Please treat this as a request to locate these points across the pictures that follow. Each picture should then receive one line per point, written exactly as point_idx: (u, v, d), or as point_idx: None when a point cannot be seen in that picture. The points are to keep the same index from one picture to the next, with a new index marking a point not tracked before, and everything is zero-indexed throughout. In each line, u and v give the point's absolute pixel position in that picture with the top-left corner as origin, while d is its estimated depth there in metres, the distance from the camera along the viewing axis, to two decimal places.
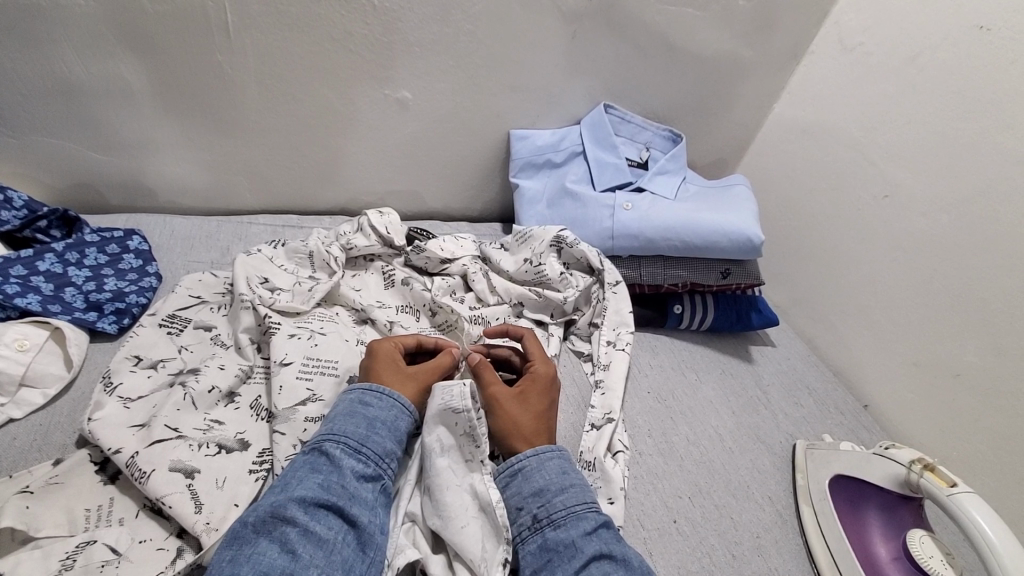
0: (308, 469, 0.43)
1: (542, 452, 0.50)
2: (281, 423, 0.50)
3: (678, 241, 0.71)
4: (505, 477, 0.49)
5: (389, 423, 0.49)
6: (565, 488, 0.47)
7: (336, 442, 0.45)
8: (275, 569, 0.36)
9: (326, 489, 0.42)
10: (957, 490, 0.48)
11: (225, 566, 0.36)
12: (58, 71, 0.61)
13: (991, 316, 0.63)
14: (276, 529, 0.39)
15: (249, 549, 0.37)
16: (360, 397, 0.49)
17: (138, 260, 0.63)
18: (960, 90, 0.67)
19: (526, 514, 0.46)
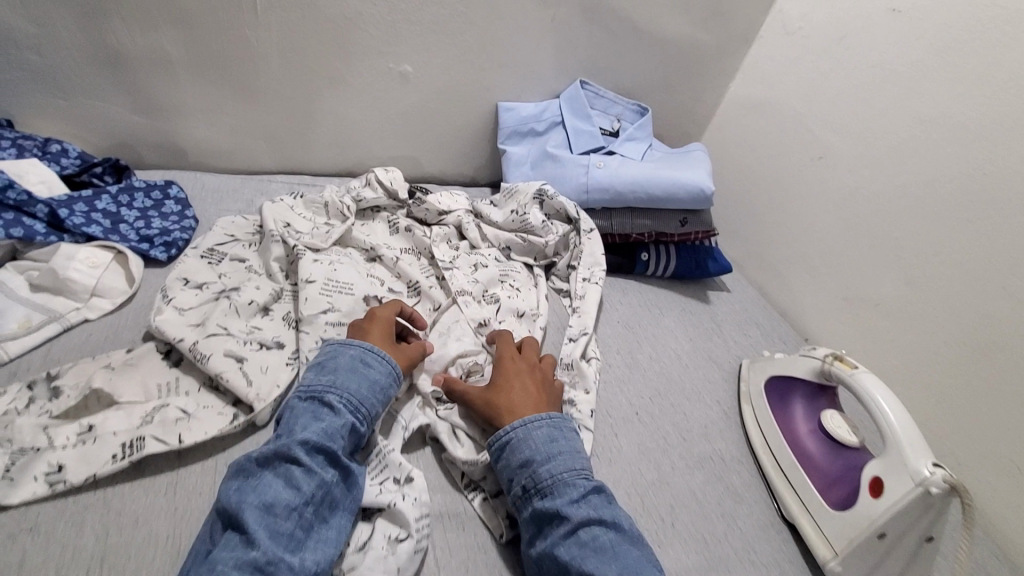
0: (311, 416, 0.48)
1: (526, 421, 0.53)
2: (308, 325, 0.61)
3: (643, 194, 0.83)
4: (496, 450, 0.52)
5: (385, 385, 0.54)
6: (550, 456, 0.51)
7: (337, 395, 0.50)
8: (280, 501, 0.42)
9: (327, 437, 0.47)
10: (858, 371, 0.60)
11: (236, 492, 0.42)
12: (108, 41, 0.71)
13: (902, 252, 0.76)
14: (281, 465, 0.44)
15: (258, 481, 0.43)
16: (362, 356, 0.54)
17: (178, 206, 0.73)
18: (876, 64, 0.79)
19: (517, 485, 0.50)
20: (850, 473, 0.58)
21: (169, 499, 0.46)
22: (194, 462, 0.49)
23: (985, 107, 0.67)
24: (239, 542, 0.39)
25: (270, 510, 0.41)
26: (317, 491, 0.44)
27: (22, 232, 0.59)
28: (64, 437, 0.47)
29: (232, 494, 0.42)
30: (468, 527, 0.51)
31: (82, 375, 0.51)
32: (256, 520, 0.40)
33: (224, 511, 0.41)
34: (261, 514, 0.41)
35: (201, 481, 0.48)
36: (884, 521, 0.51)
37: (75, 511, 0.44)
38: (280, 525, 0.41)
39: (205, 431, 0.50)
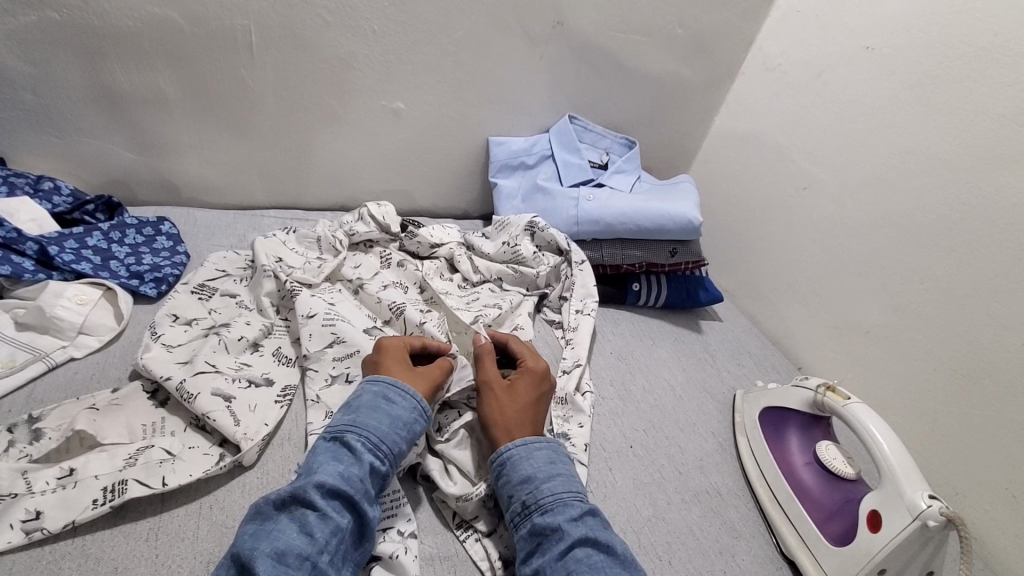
0: (331, 456, 0.47)
1: (528, 441, 0.54)
2: (315, 362, 0.62)
3: (632, 225, 0.84)
4: (498, 468, 0.53)
5: (407, 422, 0.52)
6: (552, 476, 0.51)
7: (358, 435, 0.49)
8: (293, 549, 0.40)
9: (345, 481, 0.45)
10: (850, 402, 0.60)
11: (247, 538, 0.40)
12: (104, 82, 0.72)
13: (889, 280, 0.77)
14: (296, 510, 0.43)
15: (271, 526, 0.41)
16: (386, 393, 0.53)
17: (169, 241, 0.74)
18: (854, 98, 0.82)
19: (516, 502, 0.50)
20: (847, 505, 0.57)
21: (150, 544, 0.45)
22: (177, 505, 0.48)
23: (961, 140, 0.69)
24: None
25: (282, 559, 0.39)
26: (331, 537, 0.42)
27: (11, 270, 0.58)
28: (42, 482, 0.45)
29: (245, 538, 0.40)
30: (461, 569, 0.50)
31: (65, 416, 0.50)
32: (266, 568, 0.38)
33: (237, 555, 0.39)
34: (273, 562, 0.39)
35: (185, 525, 0.47)
36: (883, 556, 0.51)
37: (50, 561, 0.42)
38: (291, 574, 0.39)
39: (190, 473, 0.49)
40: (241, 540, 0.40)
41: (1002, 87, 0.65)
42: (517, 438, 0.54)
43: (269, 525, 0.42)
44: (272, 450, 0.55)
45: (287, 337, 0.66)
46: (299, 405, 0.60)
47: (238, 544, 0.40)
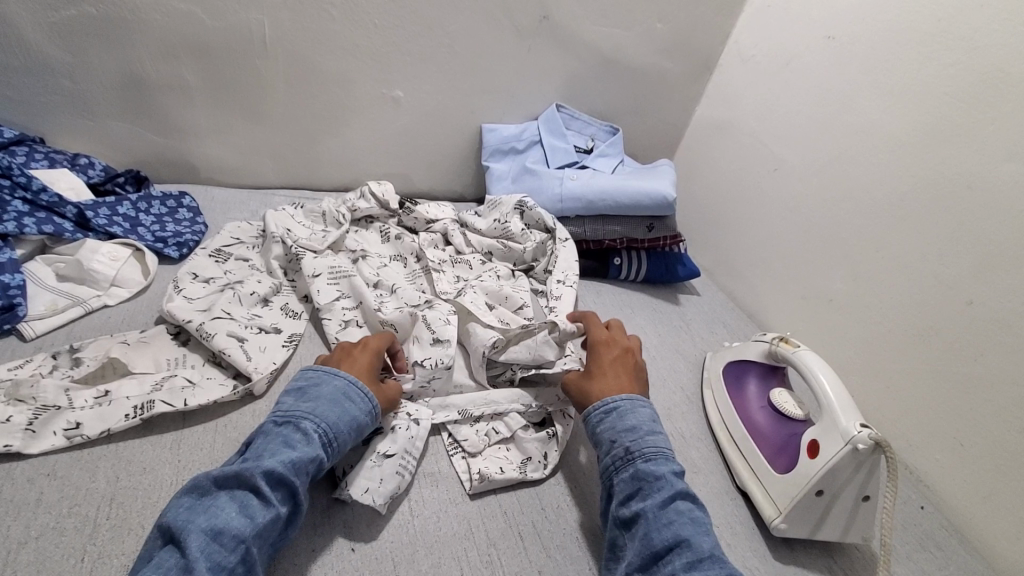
0: (283, 443, 0.47)
1: (634, 398, 0.57)
2: (327, 311, 0.70)
3: (612, 202, 0.91)
4: (601, 413, 0.56)
5: (360, 422, 0.52)
6: (654, 432, 0.54)
7: (314, 426, 0.49)
8: (229, 529, 0.40)
9: (293, 469, 0.45)
10: (799, 349, 0.66)
11: (185, 512, 0.41)
12: (133, 69, 0.80)
13: (847, 249, 0.83)
14: (239, 491, 0.43)
15: (210, 503, 0.42)
16: (345, 390, 0.53)
17: (190, 213, 0.82)
18: (817, 84, 0.88)
19: (619, 447, 0.53)
20: (792, 440, 0.63)
21: (173, 451, 0.52)
22: (196, 424, 0.55)
23: (908, 118, 0.75)
24: (176, 564, 0.38)
25: (216, 537, 0.40)
26: (268, 524, 0.42)
27: (53, 229, 0.67)
28: (82, 400, 0.53)
29: (180, 512, 0.41)
30: (442, 484, 0.57)
31: (100, 349, 0.58)
32: (199, 547, 0.39)
33: (169, 527, 0.40)
34: (206, 540, 0.39)
35: (203, 439, 0.54)
36: (817, 477, 0.57)
37: (89, 460, 0.50)
38: (223, 554, 0.39)
39: (208, 397, 0.56)
40: (177, 512, 0.40)
41: (943, 69, 0.71)
42: (624, 392, 0.58)
43: (208, 500, 0.42)
44: (279, 384, 0.62)
45: (294, 295, 0.74)
46: (303, 350, 0.68)
47: (171, 515, 0.40)
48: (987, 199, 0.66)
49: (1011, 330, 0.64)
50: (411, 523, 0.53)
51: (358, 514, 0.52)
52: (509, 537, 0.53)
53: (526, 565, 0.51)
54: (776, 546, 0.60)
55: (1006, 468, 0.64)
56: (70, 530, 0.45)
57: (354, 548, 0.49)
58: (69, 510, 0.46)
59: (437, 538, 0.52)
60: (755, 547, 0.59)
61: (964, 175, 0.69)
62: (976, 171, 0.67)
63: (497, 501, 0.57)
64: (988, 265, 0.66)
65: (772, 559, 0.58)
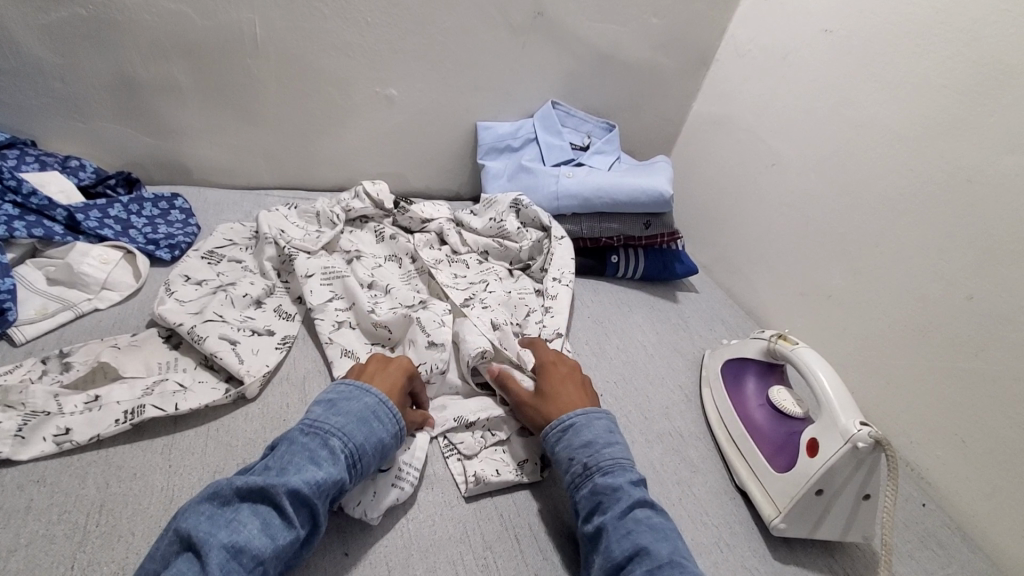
0: (309, 459, 0.45)
1: (589, 411, 0.56)
2: (320, 312, 0.69)
3: (608, 199, 0.90)
4: (556, 432, 0.55)
5: (385, 443, 0.51)
6: (611, 443, 0.53)
7: (341, 445, 0.47)
8: (249, 548, 0.39)
9: (318, 489, 0.44)
10: (798, 347, 0.65)
11: (206, 524, 0.39)
12: (123, 71, 0.80)
13: (846, 245, 0.82)
14: (261, 506, 0.42)
15: (231, 517, 0.41)
16: (376, 409, 0.51)
17: (183, 215, 0.82)
18: (815, 78, 0.87)
19: (576, 464, 0.52)
20: (791, 439, 0.62)
21: (165, 456, 0.52)
22: (188, 428, 0.55)
23: (907, 112, 0.74)
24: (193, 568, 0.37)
25: (235, 555, 0.39)
26: (287, 547, 0.41)
27: (43, 232, 0.66)
28: (72, 405, 0.52)
29: (201, 524, 0.39)
30: (437, 486, 0.57)
31: (90, 353, 0.57)
32: (219, 564, 0.37)
33: (189, 539, 0.39)
34: (226, 557, 0.38)
35: (195, 443, 0.53)
36: (817, 476, 0.56)
37: (79, 466, 0.49)
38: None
39: (199, 401, 0.55)
40: (198, 521, 0.40)
41: (942, 61, 0.70)
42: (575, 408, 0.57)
43: (230, 512, 0.41)
44: (272, 387, 0.62)
45: (288, 297, 0.73)
46: (297, 352, 0.67)
47: (191, 526, 0.39)
48: (988, 192, 0.65)
49: (1012, 325, 0.63)
50: (406, 527, 0.52)
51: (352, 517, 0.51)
52: (505, 540, 0.53)
53: (522, 568, 0.51)
54: (775, 546, 0.59)
55: (1008, 464, 0.64)
56: (59, 537, 0.44)
57: (348, 553, 0.49)
58: (59, 517, 0.45)
59: (432, 542, 0.51)
60: (754, 547, 0.58)
61: (963, 169, 0.68)
62: (976, 165, 0.67)
63: (492, 503, 0.56)
64: (988, 259, 0.65)
65: (772, 559, 0.57)
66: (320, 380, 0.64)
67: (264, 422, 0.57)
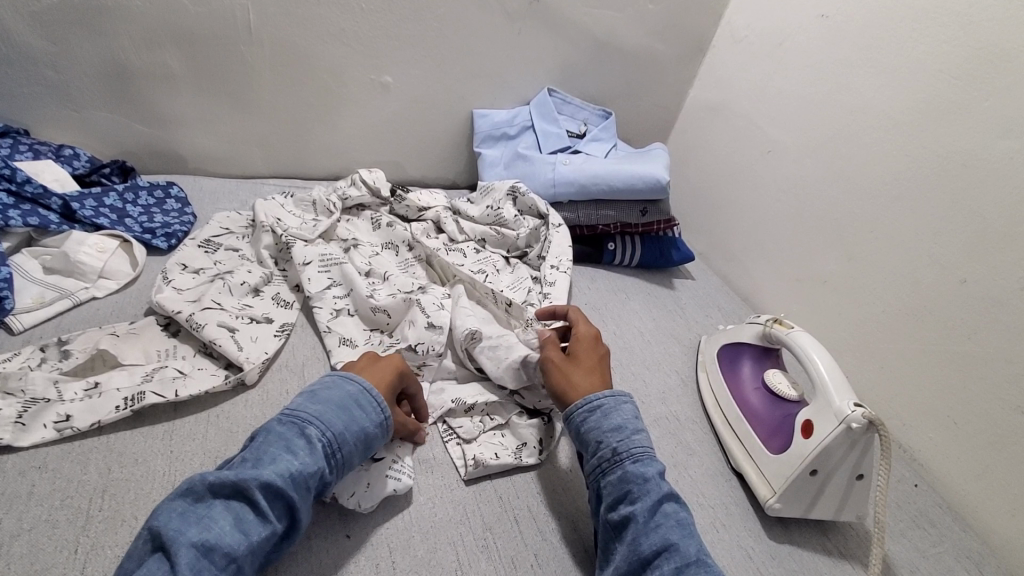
0: (284, 450, 0.44)
1: (617, 394, 0.54)
2: (318, 299, 0.69)
3: (605, 185, 0.91)
4: (585, 412, 0.53)
5: (368, 431, 0.49)
6: (639, 430, 0.52)
7: (320, 436, 0.46)
8: (222, 545, 0.38)
9: (292, 481, 0.43)
10: (793, 330, 0.66)
11: (178, 520, 0.39)
12: (116, 58, 0.79)
13: (841, 231, 0.83)
14: (235, 501, 0.41)
15: (204, 513, 0.40)
16: (357, 397, 0.50)
17: (178, 204, 0.81)
18: (811, 63, 0.87)
19: (606, 448, 0.50)
20: (786, 421, 0.63)
21: (165, 442, 0.52)
22: (188, 414, 0.55)
23: (903, 97, 0.74)
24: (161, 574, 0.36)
25: (208, 552, 0.38)
26: (262, 541, 0.40)
27: (38, 221, 0.66)
28: (72, 392, 0.52)
29: (173, 521, 0.39)
30: (437, 470, 0.57)
31: (89, 340, 0.57)
32: (190, 562, 0.37)
33: (159, 535, 0.38)
34: (198, 554, 0.37)
35: (195, 429, 0.54)
36: (813, 457, 0.57)
37: (80, 452, 0.50)
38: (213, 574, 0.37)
39: (200, 388, 0.56)
40: (168, 518, 0.38)
41: (937, 46, 0.70)
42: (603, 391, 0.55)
43: (203, 508, 0.40)
44: (271, 374, 0.62)
45: (286, 285, 0.73)
46: (296, 339, 0.67)
47: (163, 522, 0.38)
48: (983, 176, 0.66)
49: (1005, 308, 0.64)
50: (406, 510, 0.52)
51: None
52: (505, 522, 0.53)
53: (522, 548, 0.51)
54: (771, 526, 0.60)
55: (1000, 445, 0.65)
56: (62, 522, 0.44)
57: (349, 535, 0.49)
58: (61, 503, 0.46)
59: (433, 524, 0.52)
60: (750, 528, 0.59)
61: (957, 153, 0.68)
62: (970, 149, 0.67)
63: (492, 486, 0.57)
64: (982, 243, 0.66)
65: (768, 538, 0.58)
66: (319, 367, 0.64)
67: (264, 408, 0.57)
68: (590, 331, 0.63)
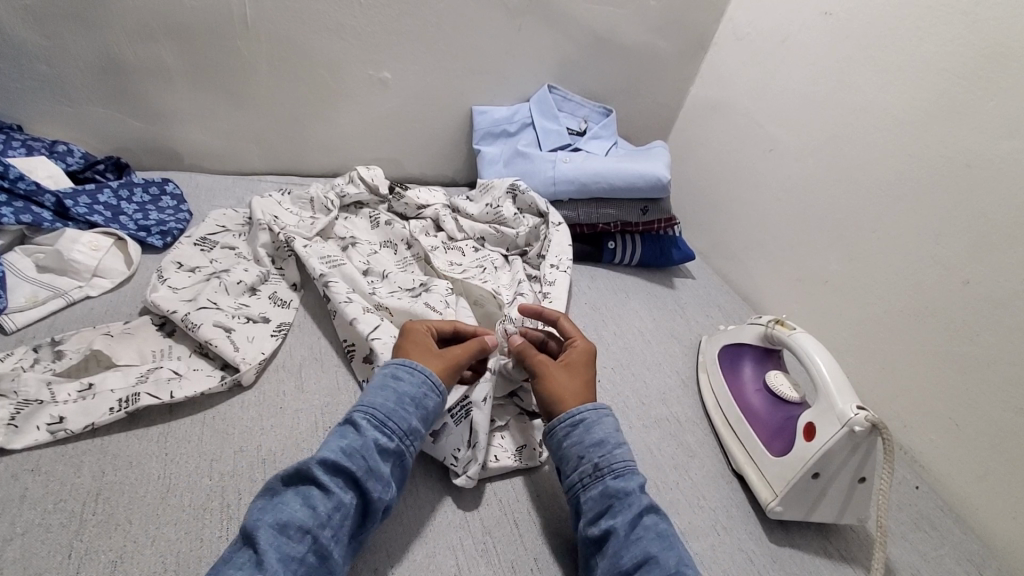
0: (337, 434, 0.46)
1: (599, 407, 0.53)
2: None
3: (605, 184, 0.90)
4: (567, 426, 0.52)
5: (417, 400, 0.50)
6: (621, 444, 0.51)
7: (365, 412, 0.48)
8: (293, 521, 0.40)
9: (346, 455, 0.44)
10: (794, 332, 0.65)
11: (256, 511, 0.41)
12: (110, 52, 0.78)
13: (843, 231, 0.82)
14: (301, 486, 0.43)
15: (278, 500, 0.42)
16: (393, 371, 0.51)
17: (174, 201, 0.81)
18: (814, 61, 0.86)
19: (587, 463, 0.50)
20: (788, 423, 0.63)
21: (161, 445, 0.51)
22: (184, 416, 0.54)
23: (906, 96, 0.74)
24: (247, 563, 0.38)
25: (284, 530, 0.40)
26: (332, 513, 0.41)
27: (31, 218, 0.65)
28: (65, 394, 0.52)
29: (253, 513, 0.41)
30: (435, 472, 0.56)
31: (82, 340, 0.56)
32: (268, 540, 0.39)
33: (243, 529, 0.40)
34: (276, 533, 0.39)
35: (191, 431, 0.53)
36: (815, 460, 0.56)
37: (74, 455, 0.49)
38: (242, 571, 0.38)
39: (195, 389, 0.55)
40: (249, 511, 0.41)
41: (942, 44, 0.69)
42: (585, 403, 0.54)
43: (275, 499, 0.42)
44: (268, 374, 0.61)
45: (282, 284, 0.72)
46: (293, 339, 0.66)
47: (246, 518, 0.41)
48: (987, 176, 0.65)
49: (1008, 309, 0.63)
50: (405, 513, 0.52)
51: None
52: (505, 525, 0.53)
53: (523, 553, 0.51)
54: (772, 529, 0.60)
55: (1002, 447, 0.64)
56: (55, 526, 0.44)
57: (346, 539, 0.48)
58: (54, 506, 0.45)
59: (432, 528, 0.51)
60: (751, 531, 0.59)
61: (961, 153, 0.68)
62: (974, 148, 0.66)
63: (492, 488, 0.56)
64: (986, 244, 0.65)
65: (769, 542, 0.58)
66: (317, 367, 0.63)
67: (261, 409, 0.57)
68: (588, 348, 0.61)
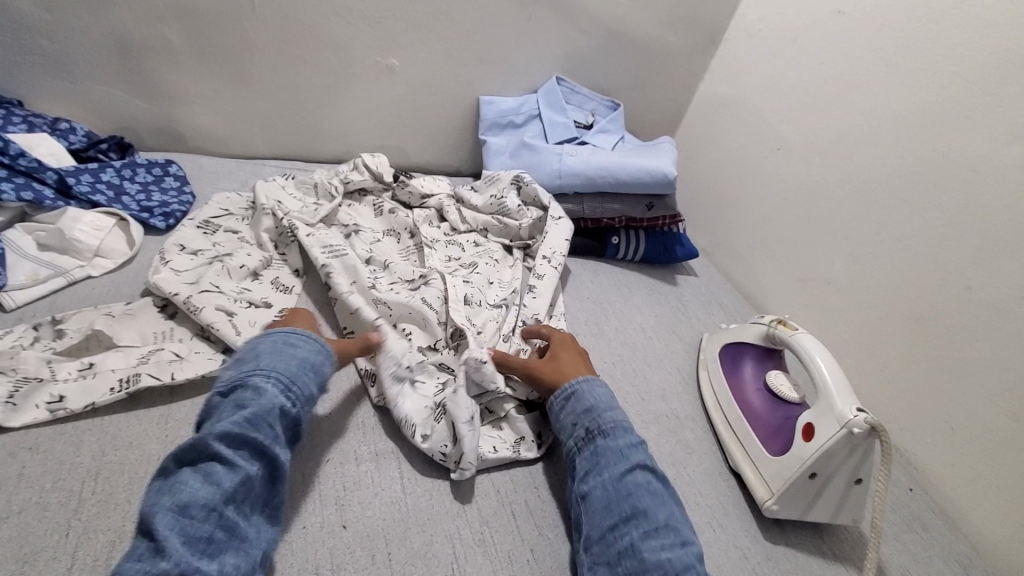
0: (232, 406, 0.45)
1: (592, 379, 0.59)
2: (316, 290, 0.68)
3: (611, 178, 0.89)
4: (562, 397, 0.58)
5: (315, 365, 0.51)
6: (612, 410, 0.56)
7: (264, 377, 0.47)
8: (198, 501, 0.39)
9: (249, 427, 0.43)
10: (797, 332, 0.65)
11: (151, 495, 0.39)
12: (115, 30, 0.77)
13: (847, 232, 0.82)
14: (200, 461, 0.41)
15: (174, 480, 0.40)
16: (286, 338, 0.52)
17: (177, 182, 0.80)
18: (824, 62, 0.86)
19: (579, 428, 0.55)
20: (787, 423, 0.63)
21: (161, 426, 0.51)
22: (184, 398, 0.54)
23: (916, 99, 0.73)
24: (210, 536, 0.38)
25: (186, 511, 0.39)
26: (238, 487, 0.41)
27: (32, 196, 0.65)
28: (66, 372, 0.52)
29: (148, 496, 0.39)
30: (435, 462, 0.56)
31: (84, 320, 0.56)
32: (169, 526, 0.37)
33: (141, 514, 0.38)
34: (177, 516, 0.38)
35: (191, 413, 0.53)
36: (813, 461, 0.56)
37: (73, 434, 0.49)
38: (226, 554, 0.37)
39: (195, 372, 0.55)
40: (147, 497, 0.39)
41: (955, 48, 0.69)
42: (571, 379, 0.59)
43: (173, 479, 0.40)
44: None
45: (285, 269, 0.72)
46: None
47: (143, 502, 0.39)
48: (994, 182, 0.65)
49: (1008, 316, 0.63)
50: (402, 501, 0.52)
51: (349, 488, 0.51)
52: (502, 516, 0.53)
53: (518, 543, 0.51)
54: (767, 527, 0.60)
55: (995, 453, 0.65)
56: (54, 504, 0.44)
57: (346, 525, 0.48)
58: (53, 485, 0.45)
59: (429, 516, 0.51)
60: (746, 528, 0.59)
61: (969, 158, 0.67)
62: (981, 153, 0.66)
63: (489, 479, 0.56)
64: (989, 250, 0.65)
65: (763, 539, 0.58)
66: None
67: None
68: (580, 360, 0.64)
